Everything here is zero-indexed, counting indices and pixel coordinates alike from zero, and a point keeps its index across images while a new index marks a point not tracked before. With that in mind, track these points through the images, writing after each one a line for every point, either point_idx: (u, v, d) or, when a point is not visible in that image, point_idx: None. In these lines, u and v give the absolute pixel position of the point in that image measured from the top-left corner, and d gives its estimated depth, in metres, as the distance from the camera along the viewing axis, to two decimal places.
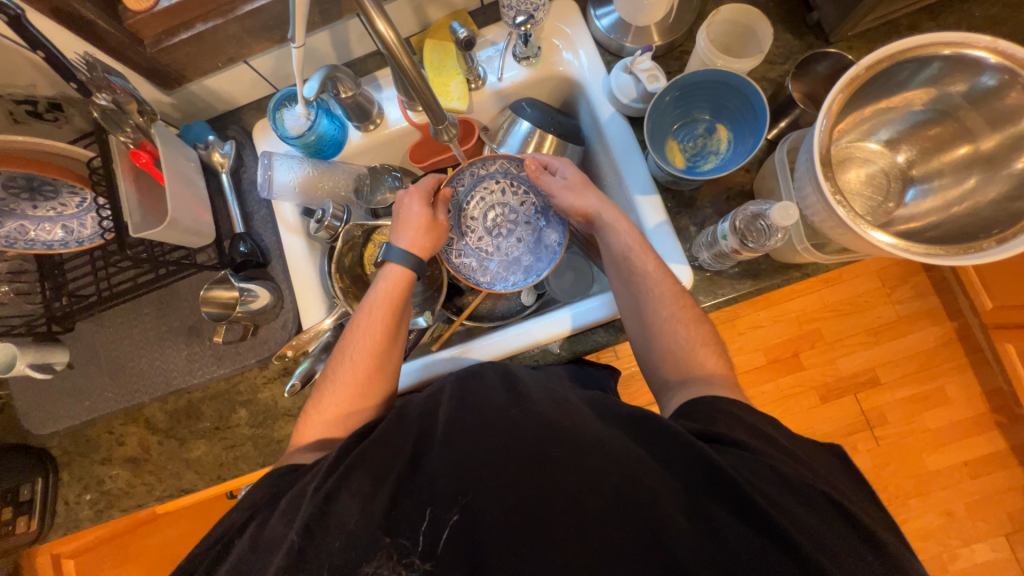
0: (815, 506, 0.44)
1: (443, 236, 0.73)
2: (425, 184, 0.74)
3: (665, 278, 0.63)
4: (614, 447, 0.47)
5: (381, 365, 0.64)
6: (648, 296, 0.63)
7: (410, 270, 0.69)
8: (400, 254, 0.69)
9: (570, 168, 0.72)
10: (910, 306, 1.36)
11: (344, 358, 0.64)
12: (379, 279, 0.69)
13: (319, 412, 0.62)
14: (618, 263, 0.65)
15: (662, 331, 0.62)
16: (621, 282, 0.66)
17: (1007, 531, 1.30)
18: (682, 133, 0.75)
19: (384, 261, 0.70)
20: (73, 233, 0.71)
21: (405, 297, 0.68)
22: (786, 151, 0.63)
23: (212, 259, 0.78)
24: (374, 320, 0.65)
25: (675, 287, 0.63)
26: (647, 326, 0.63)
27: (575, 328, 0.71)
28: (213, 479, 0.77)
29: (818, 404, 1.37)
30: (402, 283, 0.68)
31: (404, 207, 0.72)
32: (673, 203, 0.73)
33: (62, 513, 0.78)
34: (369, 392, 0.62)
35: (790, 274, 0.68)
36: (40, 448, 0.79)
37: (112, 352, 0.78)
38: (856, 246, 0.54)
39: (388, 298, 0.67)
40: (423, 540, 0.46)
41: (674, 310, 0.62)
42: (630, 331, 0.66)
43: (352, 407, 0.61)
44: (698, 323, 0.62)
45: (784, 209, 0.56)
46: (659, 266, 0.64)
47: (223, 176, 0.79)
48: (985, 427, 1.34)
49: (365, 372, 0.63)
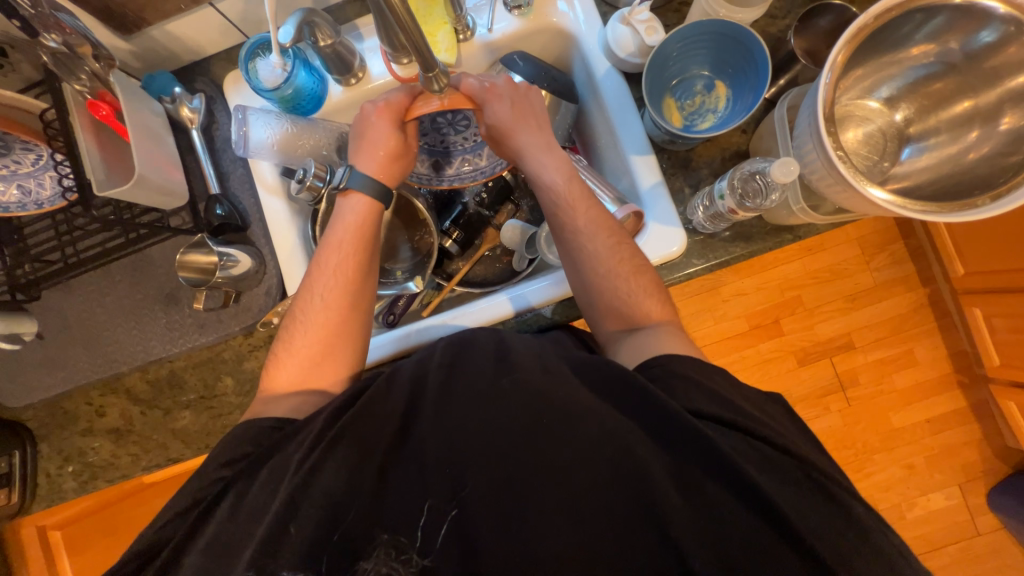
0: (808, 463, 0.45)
1: (410, 163, 0.70)
2: (395, 97, 0.66)
3: (601, 232, 0.64)
4: (607, 416, 0.47)
5: (353, 302, 0.63)
6: (584, 252, 0.64)
7: (376, 199, 0.67)
8: (363, 180, 0.66)
9: (494, 105, 0.63)
10: (887, 273, 1.40)
11: (314, 298, 0.63)
12: (343, 210, 0.66)
13: (293, 352, 0.61)
14: (554, 218, 0.67)
15: (604, 288, 0.63)
16: (557, 235, 0.67)
17: (960, 481, 1.41)
18: (679, 91, 0.73)
19: (347, 189, 0.67)
20: (30, 194, 0.66)
21: (373, 230, 0.66)
22: (787, 108, 0.61)
23: (186, 223, 0.73)
24: (342, 255, 0.64)
25: (614, 242, 0.63)
26: (586, 282, 0.64)
27: (516, 312, 0.70)
28: (201, 448, 0.76)
29: (795, 367, 1.42)
30: (372, 213, 0.67)
31: (370, 126, 0.65)
32: (669, 163, 0.71)
33: (45, 485, 0.76)
34: (341, 331, 0.62)
35: (782, 238, 0.68)
36: (15, 420, 0.76)
37: (86, 321, 0.75)
38: (853, 205, 0.54)
39: (355, 231, 0.65)
40: (421, 535, 0.45)
41: (613, 264, 0.62)
42: (571, 280, 0.66)
43: (327, 344, 0.62)
44: (640, 274, 0.63)
45: (784, 165, 0.55)
46: (596, 220, 0.64)
47: (193, 132, 0.74)
48: (948, 387, 1.42)
49: (337, 311, 0.62)
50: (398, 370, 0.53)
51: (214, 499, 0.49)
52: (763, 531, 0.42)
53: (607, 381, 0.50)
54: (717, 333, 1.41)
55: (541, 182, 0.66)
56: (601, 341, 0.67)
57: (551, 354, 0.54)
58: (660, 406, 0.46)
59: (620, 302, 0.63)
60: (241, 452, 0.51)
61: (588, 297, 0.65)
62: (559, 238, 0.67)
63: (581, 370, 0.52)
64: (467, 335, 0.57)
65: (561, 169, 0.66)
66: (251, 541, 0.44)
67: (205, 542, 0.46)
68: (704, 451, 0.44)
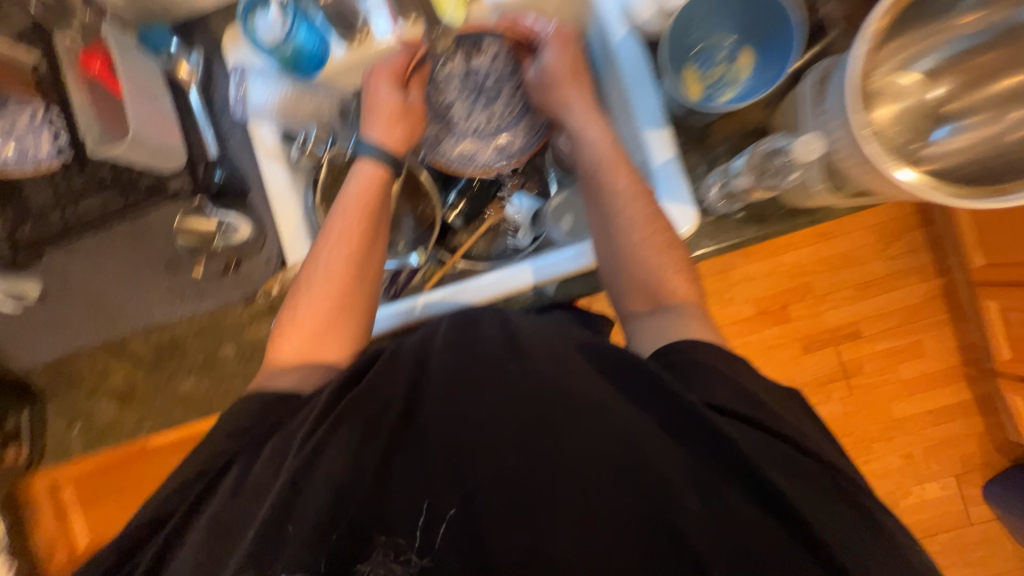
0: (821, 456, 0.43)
1: (416, 125, 0.69)
2: (392, 60, 0.68)
3: (640, 197, 0.61)
4: (620, 412, 0.46)
5: (360, 273, 0.62)
6: (619, 218, 0.61)
7: (384, 165, 0.66)
8: (373, 149, 0.65)
9: (552, 53, 0.67)
10: (902, 262, 1.36)
11: (318, 267, 0.62)
12: (355, 176, 0.65)
13: (296, 322, 0.61)
14: (593, 178, 0.64)
15: (632, 260, 0.61)
16: (593, 198, 0.64)
17: (957, 472, 1.41)
18: (700, 60, 0.69)
19: (358, 156, 0.65)
20: (27, 151, 0.66)
21: (380, 198, 0.65)
22: (816, 80, 0.57)
23: (186, 187, 0.71)
24: (348, 224, 0.63)
25: (650, 210, 0.61)
26: (619, 252, 0.62)
27: (538, 281, 0.68)
28: (204, 412, 0.77)
29: (799, 354, 1.40)
30: (380, 179, 0.65)
31: (375, 96, 0.67)
32: (684, 139, 0.69)
33: (54, 442, 0.78)
34: (353, 300, 0.62)
35: (798, 221, 0.65)
36: (21, 379, 0.77)
37: (87, 284, 0.74)
38: (877, 187, 0.51)
39: (362, 198, 0.63)
40: (420, 532, 0.45)
41: (646, 235, 0.61)
42: (601, 254, 0.64)
43: (333, 316, 0.61)
44: (671, 247, 0.61)
45: (806, 143, 0.53)
46: (636, 184, 0.61)
47: (191, 93, 0.72)
48: (955, 379, 1.40)
49: (343, 281, 0.61)
50: (399, 351, 0.53)
51: (218, 472, 0.48)
52: (762, 520, 0.41)
53: (618, 367, 0.48)
54: (722, 317, 1.40)
55: (584, 137, 0.65)
56: (619, 314, 0.66)
57: (558, 336, 0.53)
58: (675, 398, 0.45)
59: (643, 280, 0.61)
60: (246, 421, 0.51)
61: (610, 271, 0.63)
62: (594, 204, 0.65)
63: (586, 350, 0.51)
64: (470, 313, 0.56)
65: (605, 128, 0.65)
66: (253, 522, 0.44)
67: (207, 517, 0.45)
68: (705, 434, 0.44)
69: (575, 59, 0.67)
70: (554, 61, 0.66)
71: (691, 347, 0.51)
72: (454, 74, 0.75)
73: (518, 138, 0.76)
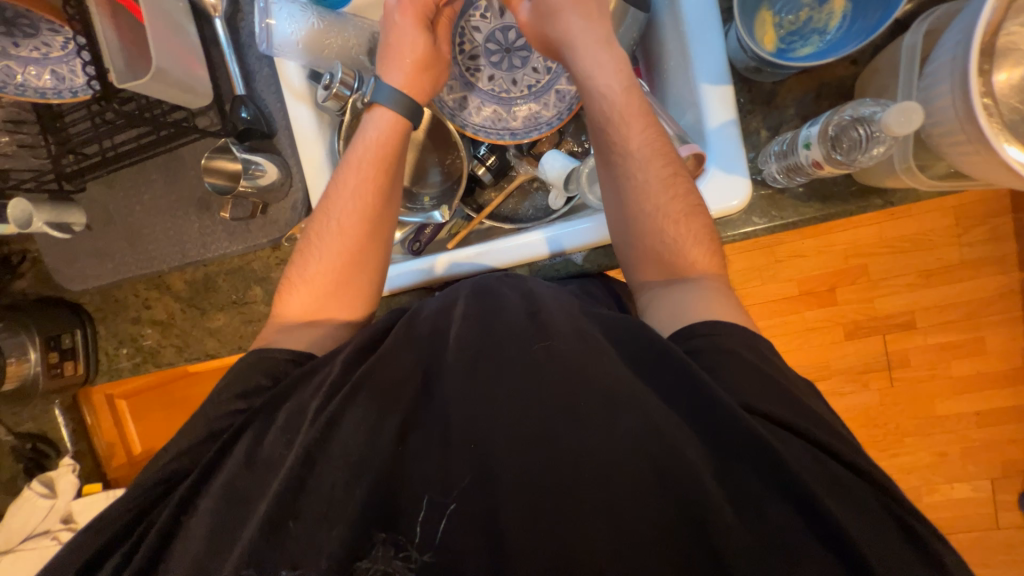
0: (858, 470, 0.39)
1: (439, 76, 0.67)
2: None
3: (654, 158, 0.57)
4: (652, 406, 0.43)
5: (372, 232, 0.61)
6: (628, 180, 0.58)
7: (403, 116, 0.63)
8: (390, 93, 0.62)
9: None
10: (980, 250, 1.21)
11: (330, 223, 0.61)
12: (366, 126, 0.63)
13: (306, 279, 0.61)
14: (604, 135, 0.60)
15: (644, 225, 0.57)
16: (605, 156, 0.60)
17: (993, 476, 1.33)
18: (781, 3, 0.58)
19: (374, 103, 0.63)
20: (63, 80, 0.63)
21: (396, 153, 0.62)
22: (923, 33, 0.47)
23: (214, 124, 0.70)
24: (361, 179, 0.61)
25: (667, 171, 0.56)
26: (628, 218, 0.58)
27: (552, 253, 0.64)
28: (235, 349, 0.80)
29: (841, 340, 1.31)
30: (396, 133, 0.63)
31: (395, 28, 0.64)
32: (748, 98, 0.60)
33: (105, 362, 0.84)
34: (360, 260, 0.61)
35: (868, 202, 0.57)
36: (75, 302, 0.83)
37: (125, 217, 0.76)
38: (975, 171, 0.43)
39: (378, 152, 0.61)
40: (421, 527, 0.43)
41: (662, 201, 0.56)
42: (609, 219, 0.60)
43: (343, 275, 0.61)
44: (693, 216, 0.56)
45: (905, 111, 0.42)
46: (651, 143, 0.57)
47: (217, 22, 0.68)
48: (1014, 382, 1.29)
49: (354, 240, 0.60)
50: (416, 317, 0.52)
51: (235, 434, 0.50)
52: (794, 532, 0.38)
53: (646, 356, 0.46)
54: (763, 296, 1.30)
55: (594, 86, 0.60)
56: (632, 286, 0.62)
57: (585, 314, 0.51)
58: (713, 399, 0.42)
59: (656, 249, 0.57)
60: (262, 386, 0.53)
61: (619, 237, 0.60)
62: (604, 159, 0.60)
63: (611, 330, 0.49)
64: (489, 283, 0.55)
65: (620, 74, 0.59)
66: (274, 469, 0.46)
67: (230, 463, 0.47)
68: (732, 431, 0.41)
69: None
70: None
71: (711, 332, 0.48)
72: (482, 43, 0.74)
73: (555, 95, 0.73)
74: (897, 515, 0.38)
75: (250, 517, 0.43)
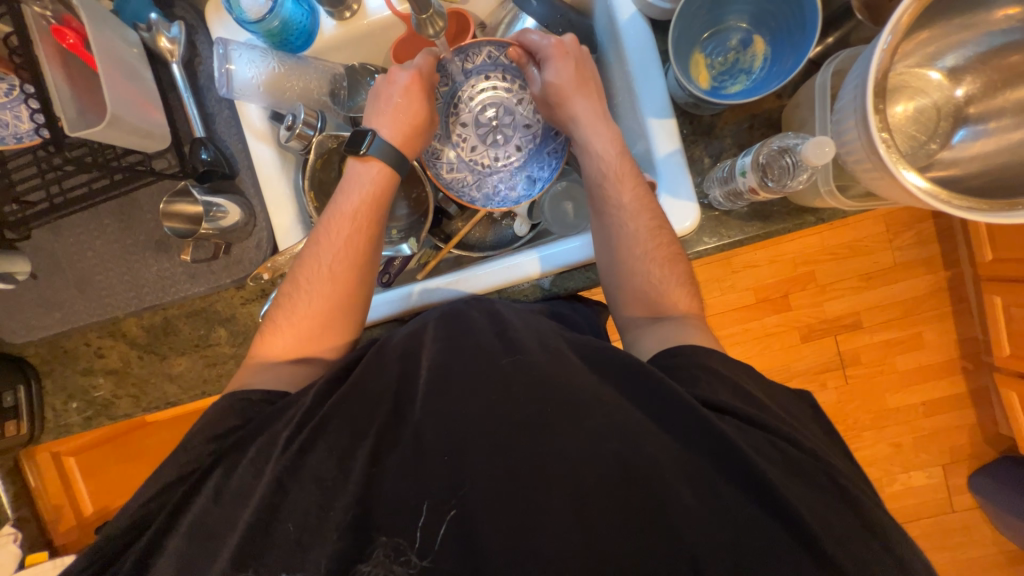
0: (811, 471, 0.42)
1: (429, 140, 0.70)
2: (428, 67, 0.66)
3: (644, 211, 0.60)
4: (613, 407, 0.45)
5: (361, 277, 0.62)
6: (620, 227, 0.60)
7: (392, 167, 0.65)
8: (385, 148, 0.64)
9: (556, 65, 0.63)
10: (909, 253, 1.33)
11: (319, 266, 0.61)
12: (361, 177, 0.64)
13: (293, 323, 0.60)
14: (595, 192, 0.63)
15: (631, 269, 0.60)
16: (598, 208, 0.63)
17: (945, 462, 1.43)
18: (711, 45, 0.65)
19: (368, 156, 0.64)
20: (9, 127, 0.61)
21: (387, 200, 0.64)
22: (831, 73, 0.54)
23: (172, 165, 0.70)
24: (356, 227, 0.62)
25: (655, 224, 0.60)
26: (617, 262, 0.61)
27: (544, 273, 0.65)
28: (198, 394, 0.77)
29: (798, 343, 1.39)
30: (387, 181, 0.65)
31: (394, 83, 0.65)
32: (690, 129, 0.66)
33: (52, 418, 0.78)
34: (350, 304, 0.62)
35: (804, 219, 0.63)
36: (17, 356, 0.78)
37: (75, 263, 0.73)
38: (886, 192, 0.48)
39: (371, 201, 0.63)
40: (420, 534, 0.42)
41: (648, 248, 0.60)
42: (598, 259, 0.64)
43: (329, 318, 0.61)
44: (672, 262, 0.60)
45: (818, 145, 0.49)
46: (641, 199, 0.60)
47: (173, 67, 0.69)
48: (951, 372, 1.40)
49: (344, 284, 0.61)
50: (387, 343, 0.53)
51: (203, 481, 0.48)
52: (767, 537, 0.39)
53: (606, 362, 0.49)
54: (723, 305, 1.37)
55: (591, 150, 0.63)
56: (619, 323, 0.65)
57: (552, 332, 0.53)
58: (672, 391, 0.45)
59: (642, 292, 0.60)
60: (233, 432, 0.51)
61: (609, 281, 0.63)
62: (598, 210, 0.63)
63: (579, 349, 0.51)
64: (459, 307, 0.56)
65: (617, 141, 0.63)
66: (236, 517, 0.43)
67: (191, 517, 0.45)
68: (699, 442, 0.43)
69: (579, 71, 0.64)
70: (557, 73, 0.63)
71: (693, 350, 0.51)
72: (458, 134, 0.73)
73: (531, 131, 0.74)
74: (857, 501, 0.41)
75: (225, 558, 0.42)
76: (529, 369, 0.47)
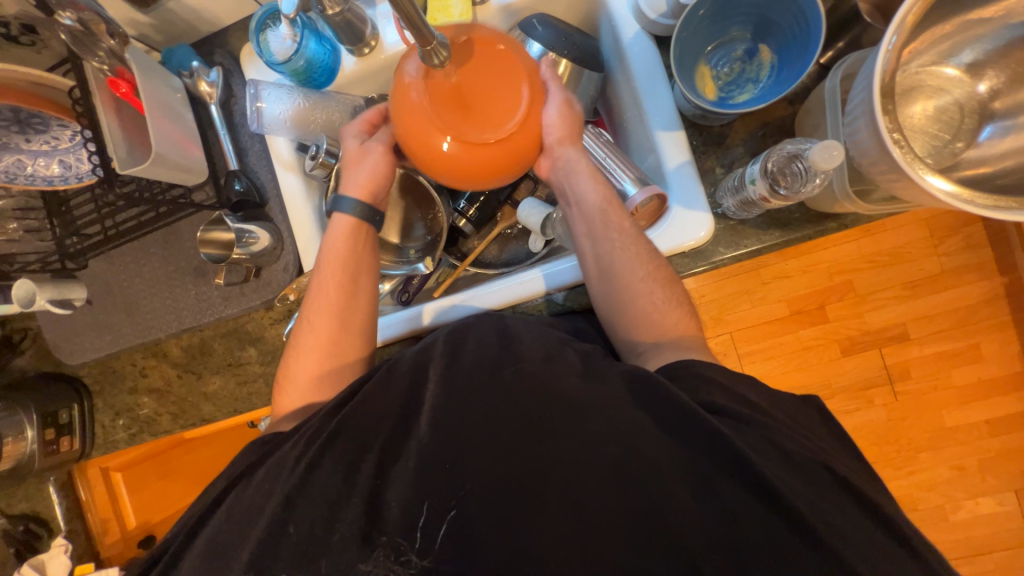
0: (823, 483, 0.41)
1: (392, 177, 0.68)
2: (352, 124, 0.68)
3: (642, 247, 0.60)
4: (624, 421, 0.44)
5: (347, 326, 0.64)
6: (622, 263, 0.59)
7: (359, 219, 0.66)
8: (351, 204, 0.65)
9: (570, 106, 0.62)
10: (956, 259, 1.25)
11: (308, 321, 0.64)
12: (329, 236, 0.66)
13: (290, 378, 0.63)
14: (589, 228, 0.61)
15: (631, 301, 0.59)
16: (595, 240, 0.61)
17: (1017, 487, 1.29)
18: (716, 57, 0.66)
19: (334, 211, 0.66)
20: (70, 168, 0.68)
21: (359, 251, 0.66)
22: (841, 77, 0.53)
23: (210, 198, 0.75)
24: (331, 283, 0.64)
25: (653, 261, 0.60)
26: (617, 299, 0.60)
27: (549, 289, 0.66)
28: (230, 411, 0.81)
29: (838, 357, 1.31)
30: (354, 233, 0.66)
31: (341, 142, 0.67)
32: (700, 139, 0.65)
33: (101, 434, 0.84)
34: (343, 349, 0.64)
35: (825, 225, 0.61)
36: (73, 376, 0.84)
37: (124, 289, 0.79)
38: (908, 195, 0.46)
39: (342, 255, 0.65)
40: (421, 538, 0.42)
41: (649, 286, 0.59)
42: (598, 296, 0.62)
43: (328, 366, 0.63)
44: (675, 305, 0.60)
45: (827, 148, 0.48)
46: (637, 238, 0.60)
47: (212, 108, 0.76)
48: (1017, 387, 1.29)
49: (333, 334, 0.63)
50: (396, 361, 0.54)
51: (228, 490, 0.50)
52: (783, 552, 0.38)
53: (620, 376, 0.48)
54: (755, 317, 1.32)
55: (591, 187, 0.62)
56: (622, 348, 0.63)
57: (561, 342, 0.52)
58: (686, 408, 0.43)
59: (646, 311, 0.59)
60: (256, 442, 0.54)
61: (608, 312, 0.61)
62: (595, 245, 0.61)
63: (592, 362, 0.51)
64: (467, 322, 0.56)
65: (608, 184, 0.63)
66: (258, 529, 0.45)
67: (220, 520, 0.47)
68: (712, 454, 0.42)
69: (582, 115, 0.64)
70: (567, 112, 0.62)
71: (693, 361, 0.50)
72: None
73: None
74: None
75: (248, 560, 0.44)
76: (533, 382, 0.47)
